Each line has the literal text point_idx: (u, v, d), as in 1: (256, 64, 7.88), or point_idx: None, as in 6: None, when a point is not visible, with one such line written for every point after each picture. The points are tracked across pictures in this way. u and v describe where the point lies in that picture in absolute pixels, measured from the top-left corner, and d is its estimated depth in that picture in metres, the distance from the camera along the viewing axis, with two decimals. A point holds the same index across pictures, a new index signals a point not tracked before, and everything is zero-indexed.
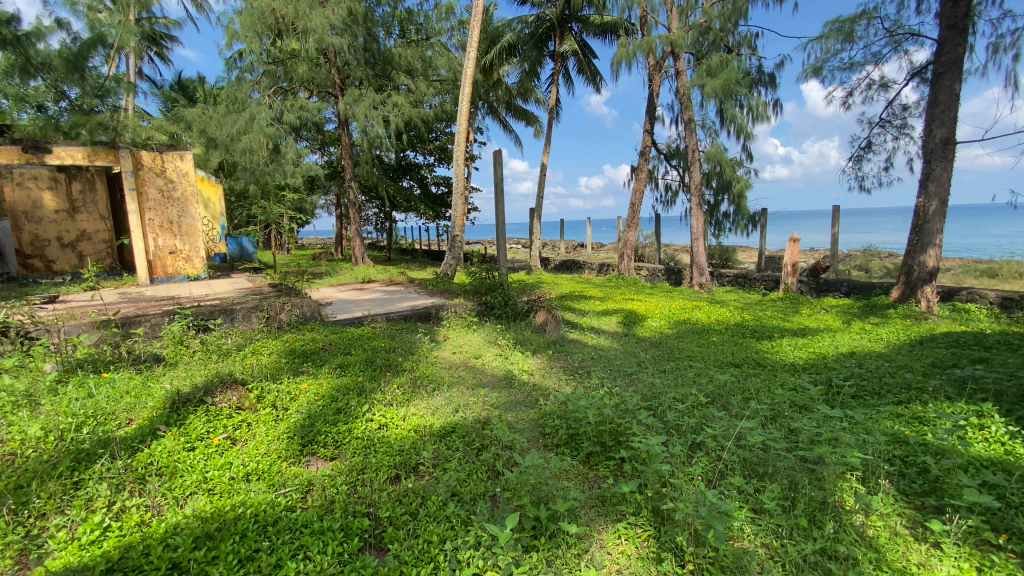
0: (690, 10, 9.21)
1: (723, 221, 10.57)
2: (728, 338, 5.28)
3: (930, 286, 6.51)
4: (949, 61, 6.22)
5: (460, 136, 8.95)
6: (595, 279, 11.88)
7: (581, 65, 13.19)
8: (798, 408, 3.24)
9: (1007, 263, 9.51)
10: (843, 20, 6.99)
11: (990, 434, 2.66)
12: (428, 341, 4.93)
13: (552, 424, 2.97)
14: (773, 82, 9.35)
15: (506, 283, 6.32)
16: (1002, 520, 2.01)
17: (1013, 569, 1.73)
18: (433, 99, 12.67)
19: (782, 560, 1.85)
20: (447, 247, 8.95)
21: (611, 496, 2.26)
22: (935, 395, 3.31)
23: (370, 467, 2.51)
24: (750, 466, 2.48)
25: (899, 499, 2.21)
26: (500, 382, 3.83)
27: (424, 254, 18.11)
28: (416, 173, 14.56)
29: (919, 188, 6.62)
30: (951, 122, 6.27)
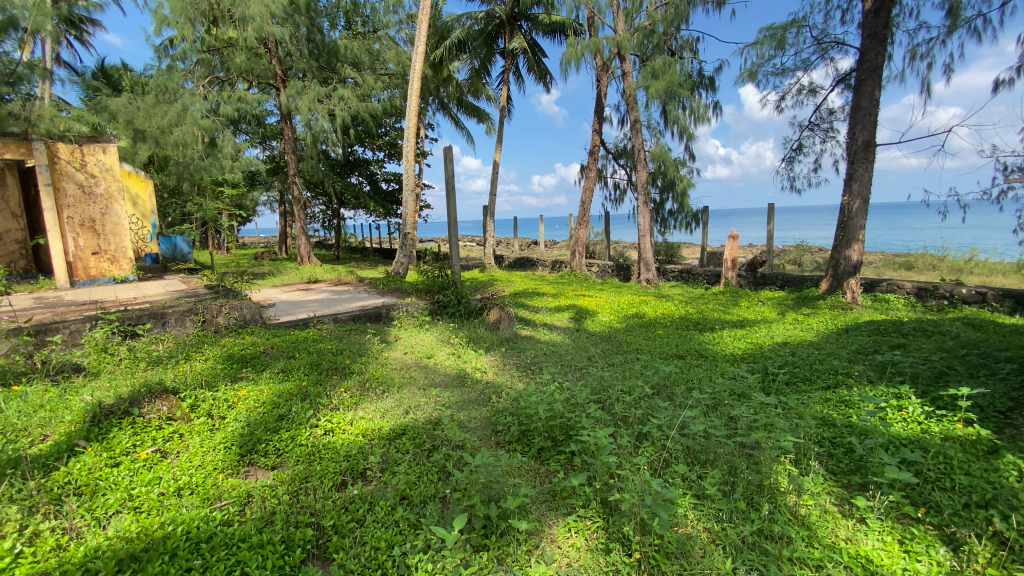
0: (635, 12, 9.44)
1: (668, 219, 10.94)
2: (673, 331, 5.48)
3: (854, 278, 6.99)
4: (870, 69, 6.70)
5: (410, 131, 8.75)
6: (548, 276, 11.99)
7: (531, 63, 13.26)
8: (737, 395, 3.40)
9: (921, 256, 10.38)
10: (776, 27, 7.39)
11: (907, 414, 2.88)
12: (378, 341, 4.80)
13: (504, 421, 2.96)
14: (713, 86, 9.74)
15: (459, 281, 6.25)
16: (920, 494, 2.17)
17: (932, 540, 1.88)
18: (382, 93, 12.35)
19: (723, 542, 1.93)
20: (398, 245, 8.75)
21: (561, 490, 2.28)
22: (859, 379, 3.56)
23: (313, 476, 2.41)
24: (693, 453, 2.56)
25: (828, 479, 2.36)
26: (452, 381, 3.77)
27: (374, 253, 17.66)
28: (365, 169, 14.16)
29: (844, 188, 7.10)
30: (872, 125, 6.76)
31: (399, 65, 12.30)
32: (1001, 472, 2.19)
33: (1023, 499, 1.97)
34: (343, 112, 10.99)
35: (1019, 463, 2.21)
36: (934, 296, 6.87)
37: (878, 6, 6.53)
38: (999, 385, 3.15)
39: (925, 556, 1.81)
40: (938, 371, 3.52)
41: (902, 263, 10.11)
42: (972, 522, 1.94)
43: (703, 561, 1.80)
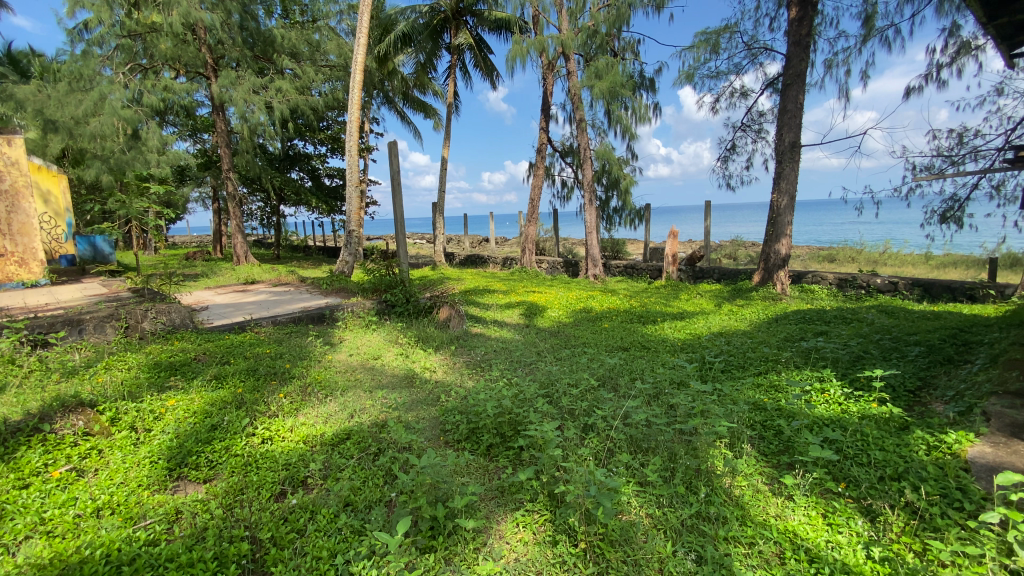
0: (579, 13, 9.60)
1: (613, 216, 11.22)
2: (619, 324, 5.64)
3: (783, 270, 7.46)
4: (795, 74, 7.13)
5: (353, 125, 8.48)
6: (498, 273, 12.00)
7: (477, 59, 13.21)
8: (676, 384, 3.55)
9: (842, 250, 11.20)
10: (711, 33, 7.72)
11: (829, 395, 3.11)
12: (322, 344, 4.62)
13: (452, 420, 2.92)
14: (654, 87, 10.08)
15: (407, 279, 6.12)
16: (840, 469, 2.35)
17: (851, 513, 2.04)
18: (323, 86, 11.89)
19: (664, 527, 2.00)
20: (342, 243, 8.46)
21: (509, 486, 2.28)
22: (787, 364, 3.80)
23: (248, 488, 2.28)
24: (635, 442, 2.64)
25: (760, 459, 2.50)
26: (400, 382, 3.69)
27: (318, 252, 17.02)
28: (306, 164, 13.59)
29: (773, 185, 7.54)
30: (797, 128, 7.22)
31: (341, 57, 11.87)
32: (911, 446, 2.40)
33: (929, 471, 2.16)
34: (281, 104, 10.56)
35: (927, 438, 2.43)
36: (853, 286, 7.46)
37: (802, 15, 6.97)
38: (909, 366, 3.46)
39: (846, 527, 1.96)
40: (856, 355, 3.82)
41: (825, 256, 10.89)
42: (884, 493, 2.12)
43: (646, 546, 1.86)
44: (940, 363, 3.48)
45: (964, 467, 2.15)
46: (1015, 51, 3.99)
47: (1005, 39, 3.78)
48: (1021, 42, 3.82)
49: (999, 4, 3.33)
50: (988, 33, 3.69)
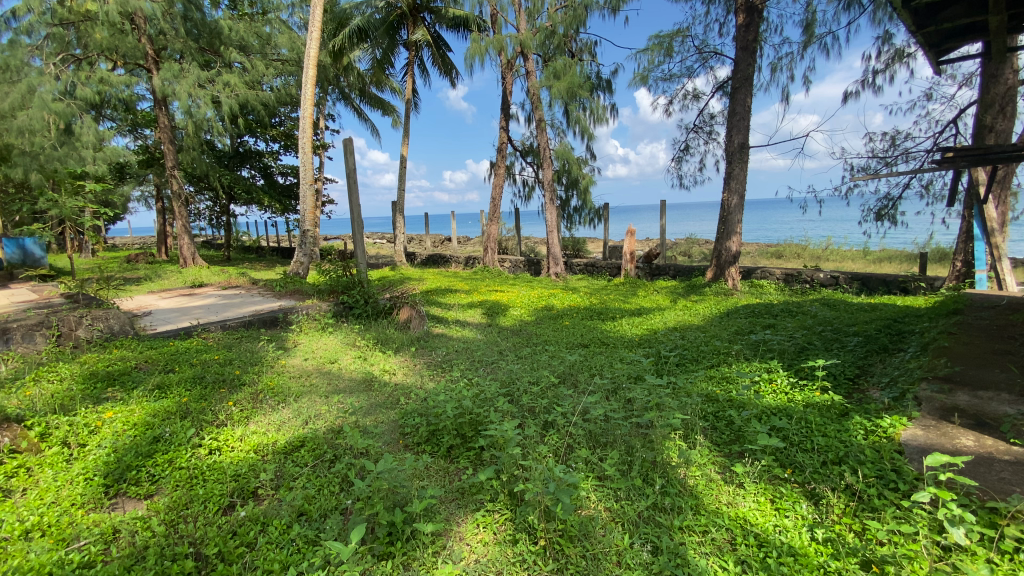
0: (537, 13, 9.65)
1: (573, 215, 11.36)
2: (579, 321, 5.71)
3: (734, 267, 7.76)
4: (743, 78, 7.42)
5: (307, 121, 8.21)
6: (460, 272, 11.93)
7: (435, 57, 13.06)
8: (634, 378, 3.63)
9: (788, 246, 11.75)
10: (664, 36, 7.93)
11: (776, 385, 3.26)
12: (275, 349, 4.45)
13: (412, 423, 2.87)
14: (610, 88, 10.26)
15: (365, 279, 5.98)
16: (787, 456, 2.46)
17: (797, 497, 2.14)
18: (274, 81, 11.48)
19: (622, 519, 2.03)
20: (297, 243, 8.20)
21: (470, 487, 2.27)
22: (737, 356, 3.96)
23: (194, 502, 2.17)
24: (594, 437, 2.68)
25: (713, 449, 2.59)
26: (358, 386, 3.60)
27: (272, 253, 16.42)
28: (257, 162, 13.06)
29: (724, 185, 7.82)
30: (745, 130, 7.52)
31: (293, 51, 11.50)
32: (851, 431, 2.54)
33: (867, 454, 2.29)
34: (230, 100, 10.14)
35: (864, 423, 2.58)
36: (799, 281, 7.84)
37: (749, 21, 7.25)
38: (848, 356, 3.67)
39: (792, 511, 2.06)
40: (801, 346, 4.02)
41: (773, 252, 11.42)
42: (827, 476, 2.23)
43: (604, 540, 1.89)
44: (877, 351, 3.71)
45: (898, 450, 2.28)
46: (940, 59, 4.28)
47: (933, 47, 4.06)
48: (946, 50, 4.11)
49: (928, 12, 3.57)
50: (918, 40, 3.94)
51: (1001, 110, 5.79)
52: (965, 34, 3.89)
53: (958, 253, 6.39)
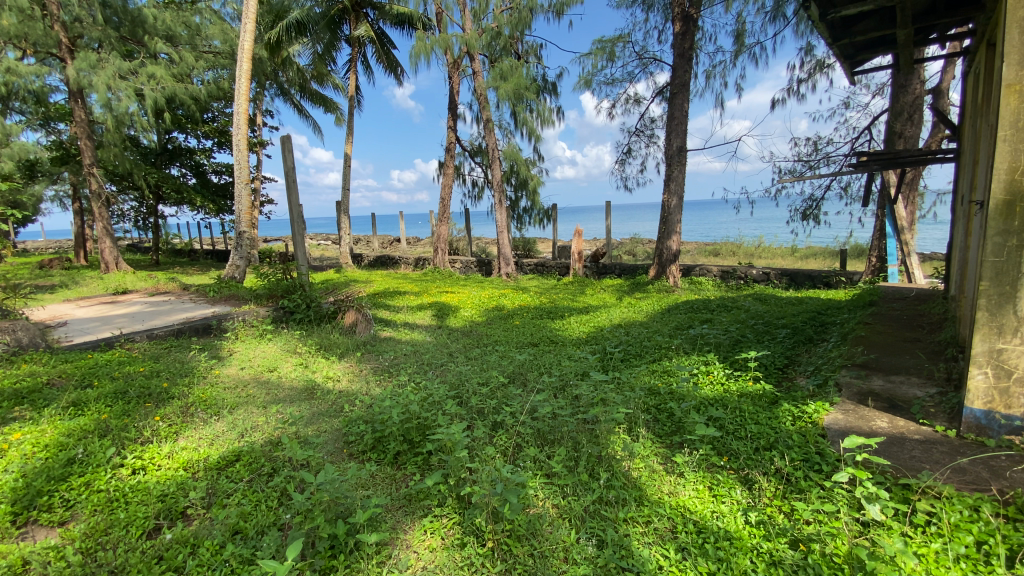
0: (482, 13, 9.64)
1: (523, 216, 11.44)
2: (529, 321, 5.76)
3: (675, 264, 8.09)
4: (680, 84, 7.73)
5: (241, 117, 7.78)
6: (409, 274, 11.73)
7: (379, 54, 12.77)
8: (581, 374, 3.71)
9: (725, 244, 12.38)
10: (606, 41, 8.13)
11: (713, 376, 3.43)
12: (208, 358, 4.20)
13: (356, 431, 2.79)
14: (556, 91, 10.42)
15: (307, 283, 5.76)
16: (723, 443, 2.58)
17: (732, 483, 2.25)
18: (205, 74, 10.81)
19: (569, 515, 2.07)
20: (232, 245, 7.78)
21: (417, 493, 2.23)
22: (678, 350, 4.13)
23: (113, 527, 2.01)
24: (542, 435, 2.72)
25: (655, 441, 2.68)
26: (300, 395, 3.45)
27: (206, 256, 15.50)
28: (187, 159, 12.26)
29: (664, 187, 8.13)
30: (683, 133, 7.85)
31: (226, 44, 10.89)
32: (780, 418, 2.71)
33: (794, 439, 2.44)
34: (155, 92, 9.54)
35: (792, 410, 2.76)
36: (734, 278, 8.28)
37: (685, 30, 7.56)
38: (777, 347, 3.91)
39: (728, 497, 2.16)
40: (736, 339, 4.24)
41: (711, 250, 11.98)
42: (759, 461, 2.36)
43: (551, 537, 1.91)
44: (803, 342, 3.98)
45: (822, 433, 2.44)
46: (855, 70, 4.63)
47: (848, 58, 4.39)
48: (860, 62, 4.45)
49: (842, 26, 3.85)
50: (835, 52, 4.25)
51: (909, 118, 6.36)
52: (876, 47, 4.22)
53: (873, 249, 6.95)
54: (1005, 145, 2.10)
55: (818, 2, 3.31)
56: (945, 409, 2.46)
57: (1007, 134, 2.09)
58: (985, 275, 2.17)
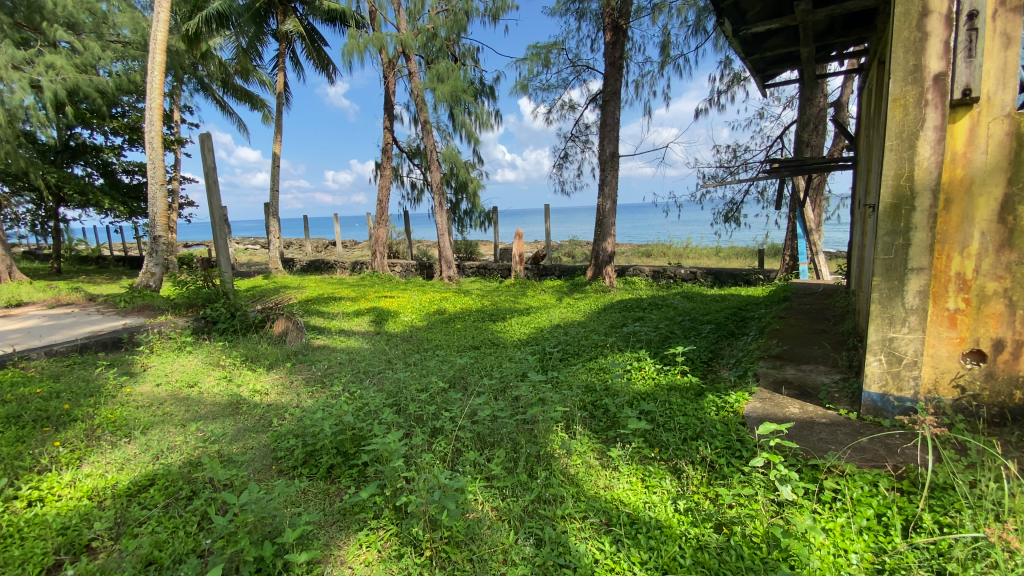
0: (417, 14, 9.52)
1: (463, 218, 11.40)
2: (470, 324, 5.74)
3: (610, 265, 8.37)
4: (612, 92, 8.00)
5: (155, 112, 7.21)
6: (346, 279, 11.36)
7: (309, 50, 12.29)
8: (521, 375, 3.75)
9: (657, 245, 12.99)
10: (541, 47, 8.28)
11: (645, 371, 3.59)
12: (118, 375, 3.85)
13: (286, 445, 2.66)
14: (493, 94, 10.48)
15: (231, 290, 5.44)
16: (654, 435, 2.70)
17: (662, 473, 2.36)
18: (114, 65, 9.89)
19: (507, 517, 2.08)
20: (146, 251, 7.18)
21: (352, 507, 2.16)
22: (613, 348, 4.27)
23: (3, 568, 1.78)
24: (481, 438, 2.72)
25: (591, 437, 2.77)
26: (223, 410, 3.24)
27: (116, 263, 14.20)
28: (93, 157, 11.17)
29: (598, 191, 8.38)
30: (615, 140, 8.14)
31: (138, 33, 10.06)
32: (705, 409, 2.87)
33: (718, 428, 2.60)
34: (54, 84, 8.70)
35: (716, 400, 2.94)
36: (665, 277, 8.70)
37: (615, 39, 7.84)
38: (703, 341, 4.15)
39: (658, 487, 2.27)
40: (666, 335, 4.45)
41: (643, 252, 12.51)
42: (686, 451, 2.49)
43: (489, 540, 1.92)
44: (725, 336, 4.25)
45: (742, 421, 2.60)
46: (767, 83, 5.00)
47: (760, 72, 4.73)
48: (771, 75, 4.81)
49: (754, 42, 4.15)
50: (749, 65, 4.58)
51: (814, 128, 6.94)
52: (783, 62, 4.57)
53: (786, 249, 7.54)
54: (891, 154, 2.32)
55: (731, 19, 3.54)
56: (846, 394, 2.71)
57: (893, 144, 2.32)
58: (877, 272, 2.39)
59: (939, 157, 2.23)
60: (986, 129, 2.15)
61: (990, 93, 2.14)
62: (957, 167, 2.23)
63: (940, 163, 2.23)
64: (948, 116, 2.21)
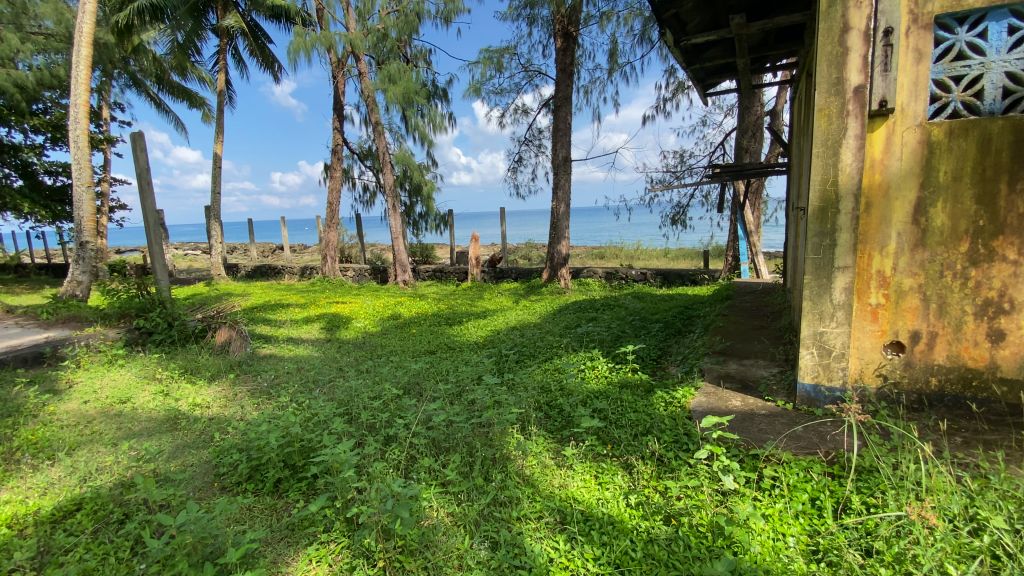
0: (367, 14, 9.34)
1: (418, 221, 11.26)
2: (426, 328, 5.67)
3: (565, 267, 8.49)
4: (563, 97, 8.14)
5: (81, 108, 6.71)
6: (296, 285, 10.96)
7: (253, 47, 11.82)
8: (477, 379, 3.74)
9: (610, 247, 13.30)
10: (493, 52, 8.32)
11: (598, 371, 3.67)
12: (40, 393, 3.55)
13: (229, 460, 2.54)
14: (446, 97, 10.41)
15: (169, 299, 5.14)
16: (607, 432, 2.77)
17: (614, 469, 2.42)
18: (33, 58, 9.15)
19: (462, 522, 2.07)
20: (71, 258, 6.65)
21: (301, 521, 2.09)
22: (567, 348, 4.34)
23: None
24: (437, 444, 2.69)
25: (546, 437, 2.80)
26: (160, 427, 3.05)
27: (38, 272, 13.09)
28: (10, 156, 10.26)
29: (552, 194, 8.49)
30: (568, 144, 8.28)
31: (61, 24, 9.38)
32: (655, 404, 2.97)
33: (667, 423, 2.69)
34: None
35: (664, 396, 3.04)
36: (618, 279, 8.92)
37: (566, 46, 7.98)
38: (652, 339, 4.29)
39: (611, 483, 2.32)
40: (618, 334, 4.57)
41: (597, 254, 12.79)
42: (637, 447, 2.56)
43: (444, 546, 1.90)
44: (673, 334, 4.41)
45: (688, 416, 2.71)
46: (708, 92, 5.23)
47: (700, 81, 4.95)
48: (711, 84, 5.04)
49: (694, 52, 4.33)
50: (690, 74, 4.77)
51: (752, 135, 7.33)
52: (722, 72, 4.81)
53: (728, 250, 7.90)
54: (818, 159, 2.48)
55: (673, 30, 3.69)
56: (783, 386, 2.87)
57: (819, 151, 2.48)
58: (808, 270, 2.55)
59: (860, 163, 2.41)
60: (900, 138, 2.35)
61: (904, 104, 2.33)
62: (876, 172, 2.41)
63: (861, 169, 2.41)
64: (867, 126, 2.39)
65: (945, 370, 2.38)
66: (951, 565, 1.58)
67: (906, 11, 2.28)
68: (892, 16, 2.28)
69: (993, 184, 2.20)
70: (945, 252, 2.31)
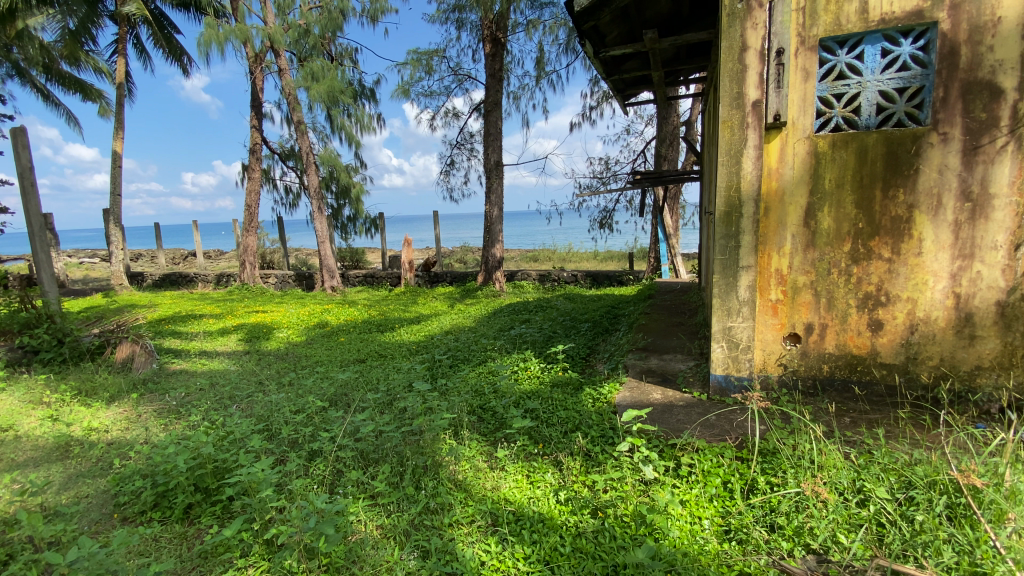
0: (287, 8, 8.91)
1: (347, 225, 10.88)
2: (355, 336, 5.50)
3: (499, 270, 8.56)
4: (493, 101, 8.21)
5: None
6: (212, 293, 10.22)
7: (158, 37, 10.91)
8: (407, 386, 3.68)
9: (543, 250, 13.57)
10: (422, 54, 8.23)
11: (530, 371, 3.73)
12: None
13: (130, 488, 2.33)
14: (374, 97, 10.15)
15: (60, 313, 4.62)
16: (539, 431, 2.82)
17: (545, 467, 2.48)
18: None
19: (392, 533, 2.03)
20: None
21: (215, 547, 1.97)
22: (500, 351, 4.37)
23: None
24: (366, 456, 2.63)
25: (479, 440, 2.81)
26: (48, 455, 2.74)
27: None
28: None
29: (485, 198, 8.52)
30: (499, 148, 8.36)
31: None
32: (583, 401, 3.08)
33: (594, 419, 2.79)
34: None
35: (592, 392, 3.16)
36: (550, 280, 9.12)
37: (494, 52, 8.06)
38: (581, 339, 4.43)
39: (542, 481, 2.37)
40: (549, 335, 4.67)
41: (530, 257, 12.99)
42: (566, 443, 2.64)
43: (372, 559, 1.86)
44: (600, 333, 4.59)
45: (613, 411, 2.83)
46: (628, 102, 5.48)
47: (620, 91, 5.17)
48: (630, 95, 5.29)
49: (613, 63, 4.52)
50: (610, 84, 4.98)
51: (670, 143, 7.77)
52: (640, 84, 5.06)
53: (651, 252, 8.34)
54: (723, 168, 2.69)
55: (593, 41, 3.83)
56: (698, 377, 3.07)
57: (725, 160, 2.69)
58: (716, 270, 2.75)
59: (759, 172, 2.64)
60: (792, 149, 2.60)
61: (794, 118, 2.58)
62: (772, 179, 2.65)
63: (759, 176, 2.63)
64: (764, 138, 2.62)
65: (834, 357, 2.65)
66: (842, 534, 1.78)
67: (795, 34, 2.53)
68: (783, 38, 2.53)
69: (869, 190, 2.49)
70: (831, 251, 2.58)
